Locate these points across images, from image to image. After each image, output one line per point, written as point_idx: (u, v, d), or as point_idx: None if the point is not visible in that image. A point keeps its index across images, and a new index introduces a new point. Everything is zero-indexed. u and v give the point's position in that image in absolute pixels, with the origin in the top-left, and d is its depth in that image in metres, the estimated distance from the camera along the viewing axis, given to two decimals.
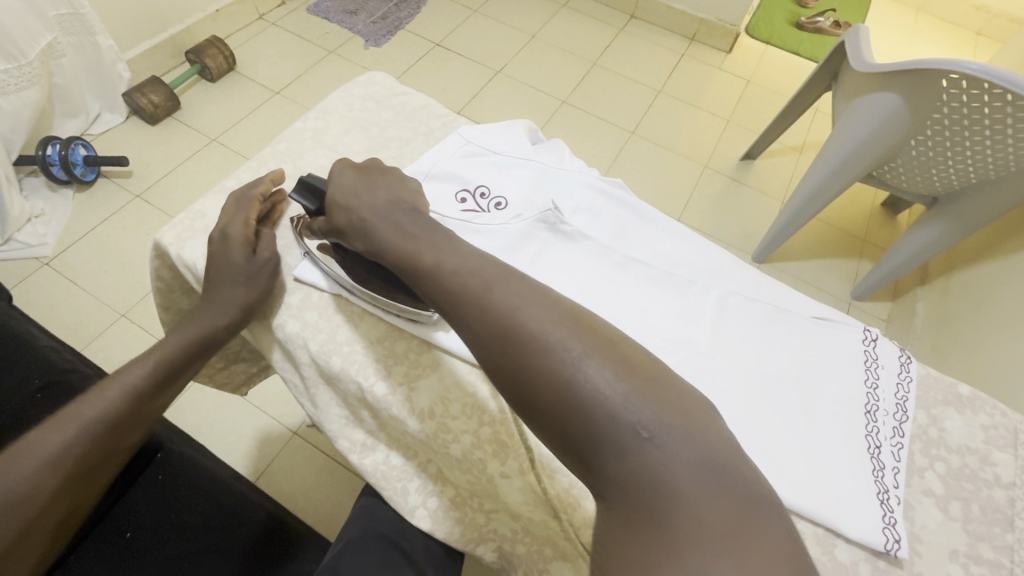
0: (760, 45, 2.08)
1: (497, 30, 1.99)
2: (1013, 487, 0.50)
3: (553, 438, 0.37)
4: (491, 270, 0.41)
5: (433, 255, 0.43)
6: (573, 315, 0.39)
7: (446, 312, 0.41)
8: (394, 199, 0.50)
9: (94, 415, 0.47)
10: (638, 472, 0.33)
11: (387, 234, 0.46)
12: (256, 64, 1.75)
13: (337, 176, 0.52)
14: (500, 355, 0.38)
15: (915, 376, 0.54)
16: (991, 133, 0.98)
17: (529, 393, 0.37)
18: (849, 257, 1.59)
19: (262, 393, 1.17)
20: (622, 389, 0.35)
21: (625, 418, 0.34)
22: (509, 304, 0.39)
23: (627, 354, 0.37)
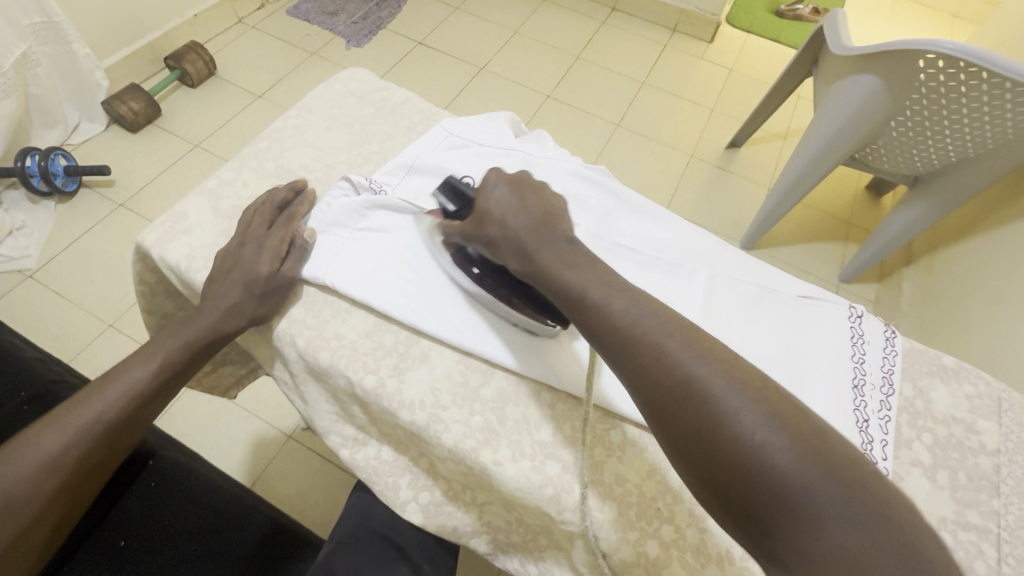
0: (741, 34, 2.09)
1: (480, 27, 1.99)
2: (999, 454, 0.51)
3: (720, 502, 0.33)
4: (660, 315, 0.39)
5: (600, 289, 0.41)
6: (756, 376, 0.35)
7: (611, 354, 0.39)
8: (545, 218, 0.48)
9: (94, 415, 0.47)
10: (837, 558, 0.29)
11: (551, 258, 0.44)
12: (237, 68, 1.74)
13: (489, 186, 0.51)
14: (671, 406, 0.35)
15: (899, 349, 0.55)
16: (968, 111, 1.00)
17: (704, 452, 0.34)
18: (835, 240, 1.61)
19: (255, 397, 1.16)
20: (812, 463, 0.31)
21: (817, 495, 0.30)
22: (683, 355, 0.36)
23: (813, 425, 0.33)
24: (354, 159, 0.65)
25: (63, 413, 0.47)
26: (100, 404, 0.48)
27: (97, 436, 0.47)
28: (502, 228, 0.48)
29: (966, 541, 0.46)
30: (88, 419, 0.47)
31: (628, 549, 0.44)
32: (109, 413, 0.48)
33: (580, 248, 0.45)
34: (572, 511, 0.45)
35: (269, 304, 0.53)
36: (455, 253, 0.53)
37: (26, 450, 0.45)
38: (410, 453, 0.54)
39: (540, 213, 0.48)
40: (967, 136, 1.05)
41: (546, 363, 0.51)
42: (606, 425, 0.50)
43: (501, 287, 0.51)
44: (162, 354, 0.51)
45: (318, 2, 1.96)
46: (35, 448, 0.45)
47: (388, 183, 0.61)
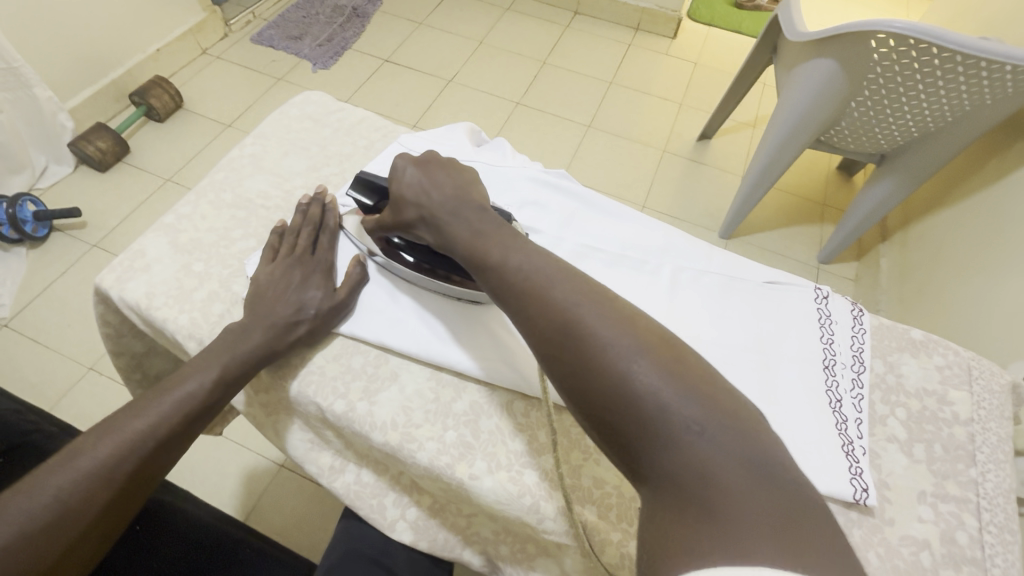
0: (703, 27, 2.12)
1: (445, 40, 2.00)
2: (972, 422, 0.51)
3: (597, 427, 0.35)
4: (552, 267, 0.41)
5: (500, 251, 0.43)
6: (630, 314, 0.37)
7: (507, 305, 0.41)
8: (460, 191, 0.49)
9: (114, 454, 0.42)
10: (689, 466, 0.31)
11: (457, 228, 0.46)
12: (204, 99, 1.73)
13: (398, 171, 0.52)
14: (557, 343, 0.37)
15: (867, 327, 0.56)
16: (923, 86, 1.02)
17: (583, 382, 0.35)
18: (811, 222, 1.62)
19: (243, 429, 1.14)
20: (671, 384, 0.33)
21: (676, 413, 0.32)
22: (568, 298, 0.38)
23: (679, 353, 0.35)
24: (312, 183, 0.64)
25: (68, 456, 0.41)
26: (109, 446, 0.42)
27: (106, 480, 0.41)
28: (416, 206, 0.49)
29: (947, 513, 0.46)
30: (94, 463, 0.41)
31: (614, 550, 0.44)
32: (121, 456, 0.42)
33: (490, 215, 0.47)
34: (552, 519, 0.45)
35: (324, 325, 0.52)
36: (380, 241, 0.55)
37: (26, 493, 0.38)
38: (389, 474, 0.53)
39: (453, 184, 0.50)
40: (924, 110, 1.07)
41: (520, 371, 0.51)
42: (582, 428, 0.50)
43: (435, 267, 0.53)
44: (180, 394, 0.46)
45: (282, 27, 1.95)
46: (35, 493, 0.39)
47: (349, 204, 0.61)
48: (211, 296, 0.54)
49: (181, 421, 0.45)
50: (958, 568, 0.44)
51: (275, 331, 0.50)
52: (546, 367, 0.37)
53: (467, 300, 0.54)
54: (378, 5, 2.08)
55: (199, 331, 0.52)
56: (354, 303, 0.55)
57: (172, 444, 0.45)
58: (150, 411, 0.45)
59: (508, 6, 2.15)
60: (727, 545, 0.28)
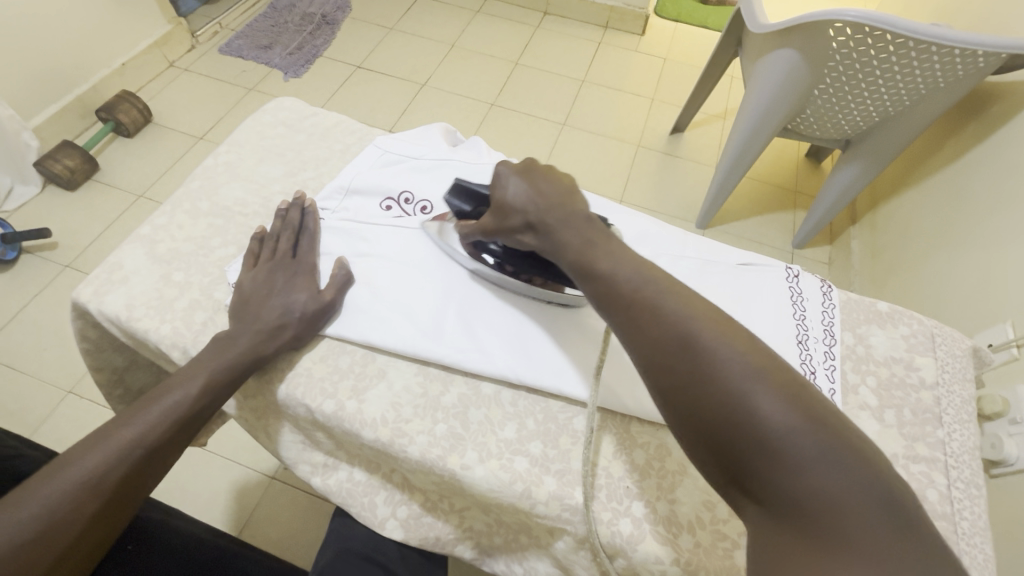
0: (670, 23, 2.16)
1: (416, 44, 2.00)
2: (937, 386, 0.54)
3: (708, 450, 0.35)
4: (663, 284, 0.40)
5: (609, 260, 0.42)
6: (746, 335, 0.36)
7: (614, 317, 0.40)
8: (564, 197, 0.47)
9: (104, 464, 0.42)
10: (817, 499, 0.31)
11: (570, 235, 0.45)
12: (174, 112, 1.71)
13: (501, 178, 0.50)
14: (670, 363, 0.36)
15: (836, 301, 0.58)
16: (882, 72, 1.06)
17: (697, 401, 0.35)
18: (784, 209, 1.67)
19: (231, 443, 1.13)
20: (797, 414, 0.33)
21: (800, 441, 0.32)
22: (683, 315, 0.37)
23: (799, 383, 0.35)
24: (290, 188, 0.65)
25: (57, 468, 0.41)
26: (98, 455, 0.42)
27: (96, 489, 0.41)
28: (521, 214, 0.48)
29: (918, 473, 0.49)
30: (83, 472, 0.41)
31: (606, 528, 0.45)
32: (110, 465, 0.42)
33: (596, 223, 0.46)
34: (544, 502, 0.46)
35: (310, 328, 0.52)
36: (472, 246, 0.55)
37: (15, 505, 0.38)
38: (381, 472, 0.53)
39: (559, 192, 0.48)
40: (884, 95, 1.12)
41: (507, 361, 0.52)
42: (568, 413, 0.51)
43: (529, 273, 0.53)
44: (168, 402, 0.46)
45: (250, 37, 1.94)
46: (24, 504, 0.39)
47: (329, 207, 0.62)
48: (193, 304, 0.54)
49: (170, 428, 0.45)
50: None
51: (261, 335, 0.50)
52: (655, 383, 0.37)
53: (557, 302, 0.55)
54: (347, 12, 2.07)
55: (183, 339, 0.52)
56: (343, 303, 0.55)
57: (163, 451, 0.45)
58: (139, 420, 0.44)
59: (478, 9, 2.16)
60: None
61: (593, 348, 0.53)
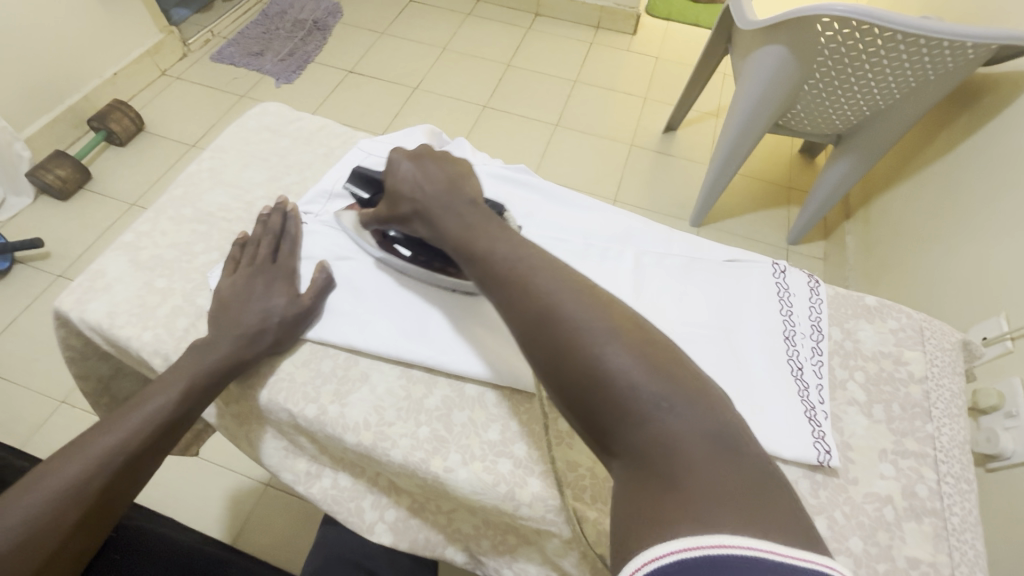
0: (662, 23, 2.16)
1: (408, 48, 2.00)
2: (926, 380, 0.53)
3: (571, 410, 0.35)
4: (532, 257, 0.40)
5: (486, 240, 0.43)
6: (603, 299, 0.37)
7: (490, 292, 0.41)
8: (453, 183, 0.49)
9: (84, 472, 0.41)
10: (663, 443, 0.31)
11: (450, 220, 0.46)
12: (166, 120, 1.71)
13: (394, 165, 0.51)
14: (535, 326, 0.36)
15: (824, 297, 0.58)
16: (870, 66, 1.06)
17: (558, 365, 0.35)
18: (778, 205, 1.66)
19: (225, 451, 1.12)
20: (644, 366, 0.33)
21: (645, 391, 0.32)
22: (546, 284, 0.38)
23: (653, 339, 0.35)
24: (273, 193, 0.64)
25: (37, 477, 0.40)
26: (78, 464, 0.41)
27: (76, 498, 0.40)
28: (410, 198, 0.49)
29: (907, 468, 0.48)
30: (64, 481, 0.40)
31: (591, 530, 0.44)
32: (90, 473, 0.41)
33: (481, 208, 0.47)
34: (528, 504, 0.45)
35: (290, 331, 0.52)
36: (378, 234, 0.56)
37: None
38: (366, 476, 0.53)
39: (445, 178, 0.49)
40: (872, 89, 1.11)
41: (491, 362, 0.51)
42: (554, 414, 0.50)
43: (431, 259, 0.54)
44: (148, 410, 0.46)
45: (242, 44, 1.94)
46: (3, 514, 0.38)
47: (312, 211, 0.61)
48: (175, 311, 0.54)
49: (151, 435, 0.45)
50: (920, 519, 0.45)
51: (243, 339, 0.50)
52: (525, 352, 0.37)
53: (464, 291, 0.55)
54: (338, 17, 2.08)
55: (164, 346, 0.52)
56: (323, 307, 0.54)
57: (144, 459, 0.45)
58: (118, 427, 0.44)
59: (469, 11, 2.17)
60: (696, 520, 0.27)
61: None
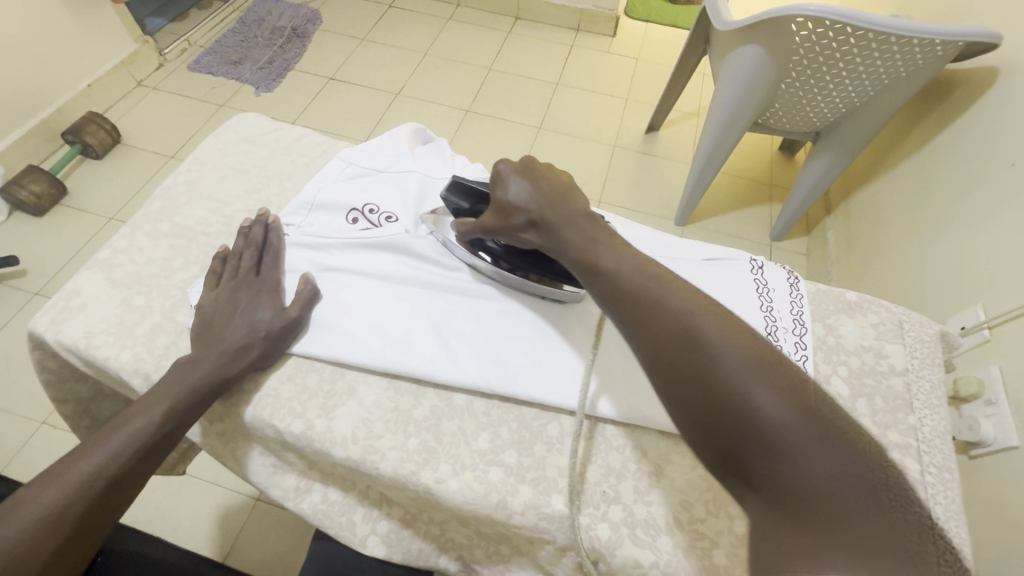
0: (641, 24, 2.19)
1: (389, 54, 2.00)
2: (907, 372, 0.54)
3: (703, 440, 0.35)
4: (663, 278, 0.41)
5: (609, 256, 0.44)
6: (741, 329, 0.37)
7: (615, 310, 0.42)
8: (562, 194, 0.49)
9: (62, 500, 0.40)
10: (809, 485, 0.31)
11: (572, 231, 0.46)
12: (144, 132, 1.68)
13: (502, 178, 0.51)
14: (670, 351, 0.37)
15: (803, 292, 0.59)
16: (844, 64, 1.07)
17: (693, 392, 0.35)
18: (759, 202, 1.69)
19: (213, 467, 1.10)
20: (788, 402, 0.33)
21: (791, 428, 0.32)
22: (680, 309, 0.38)
23: (793, 376, 0.35)
24: (253, 205, 0.63)
25: (11, 507, 0.39)
26: (56, 492, 0.40)
27: (53, 526, 0.39)
28: (523, 212, 0.49)
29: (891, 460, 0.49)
30: (39, 511, 0.39)
31: (584, 536, 0.44)
32: (68, 501, 0.40)
33: (597, 221, 0.48)
34: (520, 513, 0.45)
35: (275, 345, 0.51)
36: (470, 244, 0.56)
37: None
38: (356, 489, 0.52)
39: (557, 190, 0.49)
40: (848, 86, 1.14)
41: (479, 370, 0.51)
42: (543, 420, 0.50)
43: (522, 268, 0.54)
44: (127, 433, 0.44)
45: (220, 53, 1.91)
46: None
47: (293, 222, 0.61)
48: (154, 329, 0.53)
49: (131, 457, 0.44)
50: None
51: (226, 356, 0.49)
52: (655, 375, 0.38)
53: (552, 297, 0.56)
54: (317, 24, 2.06)
55: (144, 366, 0.51)
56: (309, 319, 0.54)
57: (127, 482, 0.44)
58: (97, 451, 0.43)
59: (449, 16, 2.17)
60: (850, 573, 0.27)
61: (565, 353, 0.53)
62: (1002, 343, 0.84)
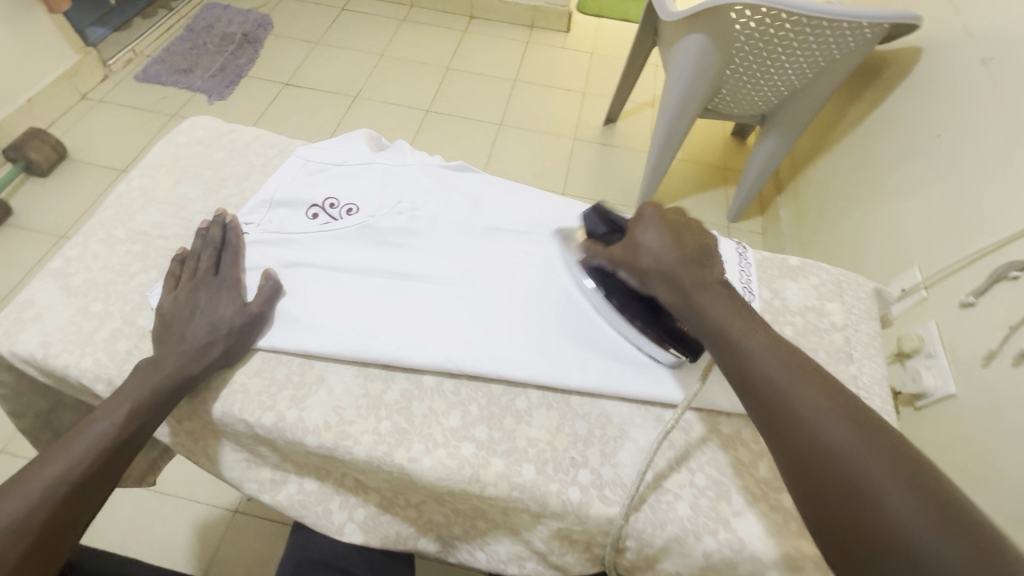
0: (593, 19, 2.23)
1: (344, 57, 1.98)
2: (847, 327, 0.58)
3: (833, 541, 0.35)
4: (797, 371, 0.40)
5: (743, 335, 0.43)
6: (888, 439, 0.36)
7: (745, 396, 0.42)
8: (700, 259, 0.47)
9: (26, 508, 0.39)
10: None
11: (710, 299, 0.45)
12: (92, 146, 1.62)
13: (644, 220, 0.50)
14: (804, 448, 0.37)
15: (752, 260, 0.62)
16: (783, 48, 1.13)
17: (825, 496, 0.35)
18: (717, 186, 1.75)
19: (186, 482, 1.08)
20: (936, 526, 0.31)
21: (938, 554, 0.30)
22: (814, 407, 0.38)
23: (951, 497, 0.33)
24: (211, 206, 0.63)
25: None
26: (19, 499, 0.40)
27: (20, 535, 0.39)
28: (653, 260, 0.47)
29: None
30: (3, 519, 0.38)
31: (554, 500, 0.46)
32: (32, 508, 0.40)
33: (733, 295, 0.46)
34: (493, 483, 0.47)
35: (239, 342, 0.52)
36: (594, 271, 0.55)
37: None
38: (332, 477, 0.53)
39: (698, 253, 0.47)
40: (788, 69, 1.20)
41: (445, 352, 0.52)
42: (510, 395, 0.52)
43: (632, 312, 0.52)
44: (91, 437, 0.44)
45: (167, 62, 1.86)
46: None
47: (253, 221, 0.61)
48: (115, 333, 0.52)
49: (95, 461, 0.43)
50: None
51: (187, 355, 0.49)
52: (787, 470, 0.38)
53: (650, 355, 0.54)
54: (269, 29, 2.03)
55: (107, 371, 0.50)
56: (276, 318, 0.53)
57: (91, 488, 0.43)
58: (58, 459, 0.42)
59: (404, 17, 2.17)
60: None
61: (528, 331, 0.54)
62: (937, 301, 0.91)
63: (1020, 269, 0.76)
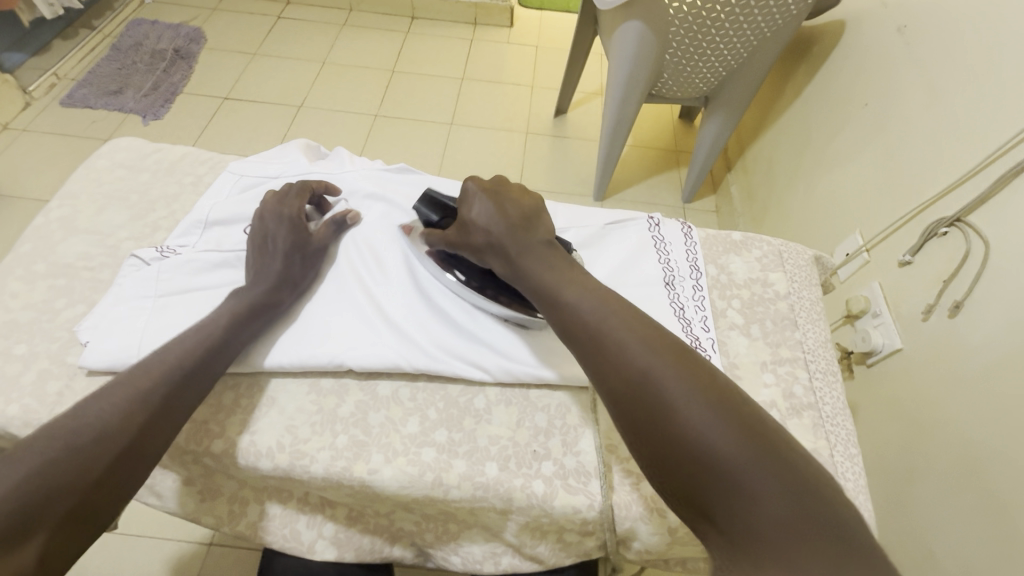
0: (535, 12, 2.23)
1: (284, 66, 1.92)
2: (790, 295, 0.60)
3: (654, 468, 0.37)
4: (614, 314, 0.42)
5: (569, 290, 0.45)
6: (695, 369, 0.39)
7: (573, 345, 0.43)
8: (526, 223, 0.49)
9: (153, 377, 0.44)
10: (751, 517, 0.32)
11: (536, 261, 0.47)
12: (18, 178, 1.53)
13: (469, 196, 0.51)
14: (621, 384, 0.39)
15: (697, 240, 0.63)
16: (717, 29, 1.16)
17: (646, 426, 0.37)
18: (669, 169, 1.78)
19: (155, 521, 1.04)
20: (732, 433, 0.35)
21: (736, 462, 0.34)
22: (629, 348, 0.40)
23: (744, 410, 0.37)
24: (139, 232, 0.60)
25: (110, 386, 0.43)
26: (146, 374, 0.44)
27: (56, 458, 0.37)
28: (484, 232, 0.49)
29: (784, 373, 0.55)
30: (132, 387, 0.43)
31: (519, 495, 0.46)
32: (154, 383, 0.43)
33: (560, 251, 0.48)
34: (456, 486, 0.46)
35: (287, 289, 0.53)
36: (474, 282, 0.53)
37: (75, 413, 0.40)
38: (295, 497, 0.51)
39: (525, 218, 0.49)
40: (724, 50, 1.22)
41: (398, 353, 0.51)
42: (468, 395, 0.52)
43: (483, 286, 0.52)
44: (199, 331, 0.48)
45: (95, 84, 1.76)
46: (84, 411, 0.40)
47: (187, 243, 0.58)
48: (42, 376, 0.49)
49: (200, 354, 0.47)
50: (800, 414, 0.52)
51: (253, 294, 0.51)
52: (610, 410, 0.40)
53: (519, 322, 0.53)
54: (202, 43, 1.95)
55: (36, 416, 0.47)
56: (261, 325, 0.51)
57: (137, 450, 0.41)
58: (116, 389, 0.42)
59: (343, 22, 2.12)
60: None
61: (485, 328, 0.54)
62: (878, 262, 0.95)
63: (949, 225, 0.80)
